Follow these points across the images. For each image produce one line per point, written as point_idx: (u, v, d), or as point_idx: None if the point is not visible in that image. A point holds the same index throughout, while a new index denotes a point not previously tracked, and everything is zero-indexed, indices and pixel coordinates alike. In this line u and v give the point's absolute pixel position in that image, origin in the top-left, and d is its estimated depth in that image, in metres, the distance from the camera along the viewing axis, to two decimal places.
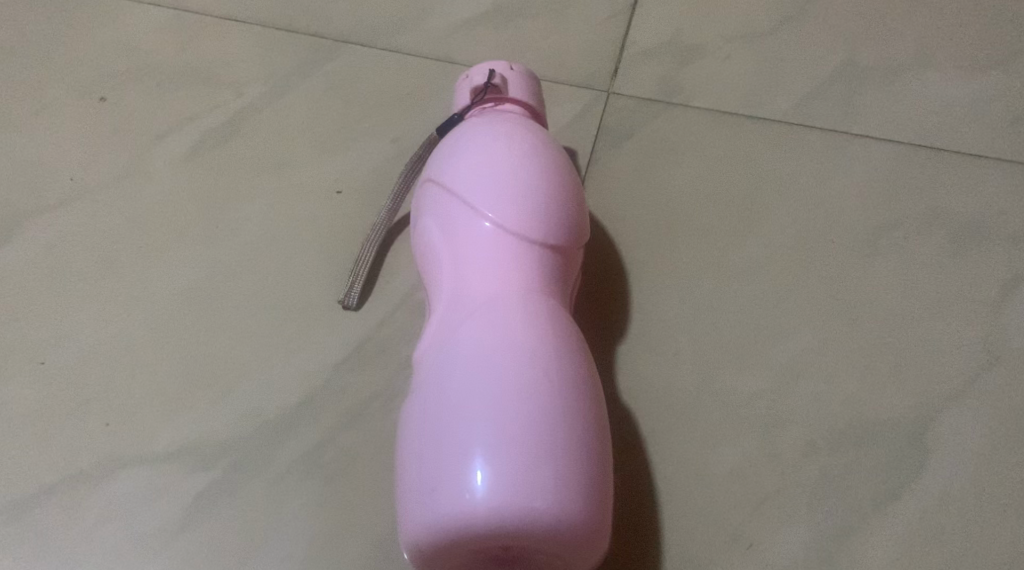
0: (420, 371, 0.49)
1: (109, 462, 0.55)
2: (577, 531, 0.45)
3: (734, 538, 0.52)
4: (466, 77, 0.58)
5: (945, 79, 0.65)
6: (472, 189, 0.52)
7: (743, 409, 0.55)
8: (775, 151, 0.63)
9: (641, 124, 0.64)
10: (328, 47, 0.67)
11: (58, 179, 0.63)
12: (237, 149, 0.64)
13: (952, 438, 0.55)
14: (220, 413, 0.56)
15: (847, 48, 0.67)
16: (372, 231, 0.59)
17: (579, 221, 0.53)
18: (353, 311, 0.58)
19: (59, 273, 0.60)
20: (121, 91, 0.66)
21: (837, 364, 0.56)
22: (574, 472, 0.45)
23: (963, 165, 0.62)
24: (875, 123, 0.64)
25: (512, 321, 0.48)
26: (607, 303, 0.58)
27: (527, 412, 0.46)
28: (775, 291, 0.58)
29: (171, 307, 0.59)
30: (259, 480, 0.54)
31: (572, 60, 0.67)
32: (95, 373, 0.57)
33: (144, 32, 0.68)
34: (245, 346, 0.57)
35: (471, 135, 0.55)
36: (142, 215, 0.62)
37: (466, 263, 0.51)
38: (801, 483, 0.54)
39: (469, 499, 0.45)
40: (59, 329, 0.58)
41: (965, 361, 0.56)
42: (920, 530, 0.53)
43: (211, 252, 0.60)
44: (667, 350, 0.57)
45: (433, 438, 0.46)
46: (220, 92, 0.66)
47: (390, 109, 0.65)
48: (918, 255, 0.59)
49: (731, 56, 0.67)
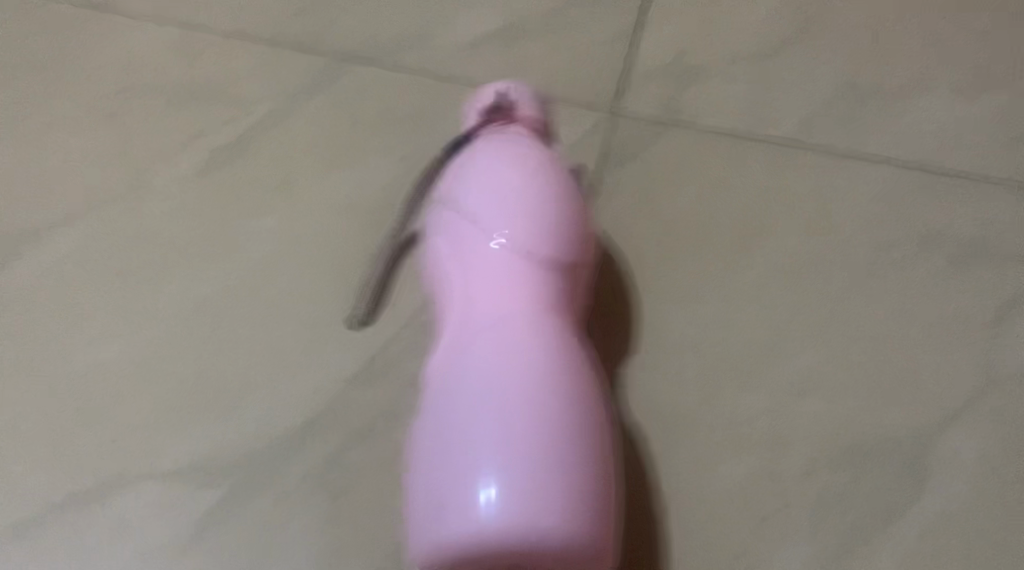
0: (430, 389, 0.50)
1: (120, 477, 0.55)
2: (584, 550, 0.46)
3: (736, 556, 0.53)
4: (474, 98, 0.59)
5: (944, 102, 0.66)
6: (481, 210, 0.53)
7: (745, 429, 0.56)
8: (776, 172, 0.64)
9: (644, 144, 0.65)
10: (335, 65, 0.68)
11: (67, 196, 0.63)
12: (245, 167, 0.64)
13: (951, 458, 0.56)
14: (229, 429, 0.56)
15: (847, 70, 0.68)
16: (379, 250, 0.60)
17: (586, 242, 0.54)
18: (361, 328, 0.59)
19: (67, 288, 0.60)
20: (129, 108, 0.67)
21: (837, 384, 0.57)
22: (581, 492, 0.46)
23: (962, 188, 0.63)
24: (875, 144, 0.65)
25: (521, 341, 0.49)
26: (612, 322, 0.59)
27: (535, 431, 0.46)
28: (777, 311, 0.59)
29: (180, 323, 0.59)
30: (267, 497, 0.55)
31: (575, 80, 0.68)
32: (104, 389, 0.58)
33: (151, 48, 0.69)
34: (254, 363, 0.58)
35: (479, 155, 0.55)
36: (150, 232, 0.62)
37: (475, 283, 0.52)
38: (802, 502, 0.55)
39: (479, 518, 0.45)
40: (69, 344, 0.59)
41: (965, 382, 0.58)
42: (920, 549, 0.54)
43: (219, 270, 0.61)
44: (670, 369, 0.58)
45: (443, 456, 0.47)
46: (228, 110, 0.66)
47: (397, 128, 0.66)
48: (917, 276, 0.61)
49: (733, 77, 0.68)
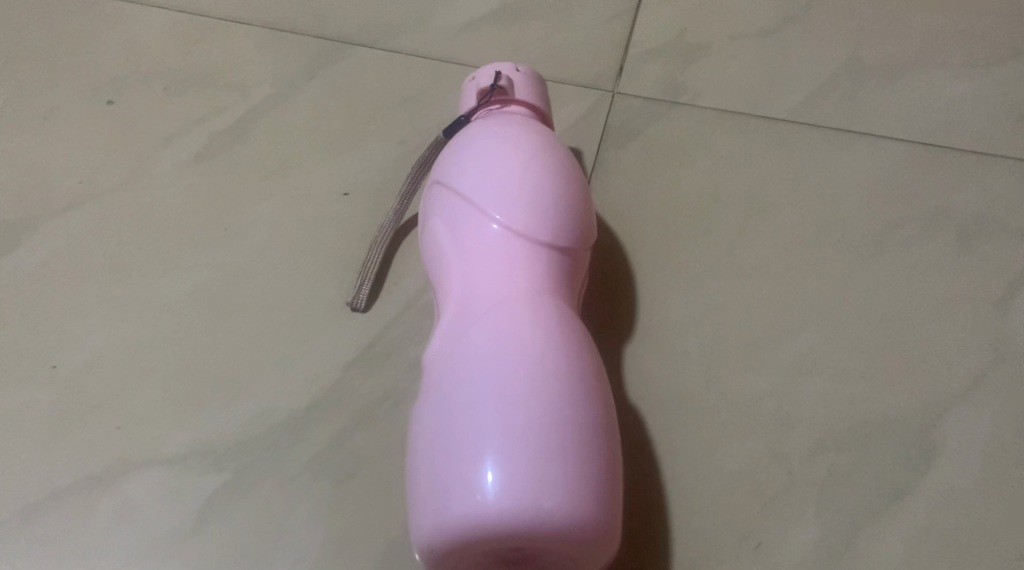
0: (430, 373, 0.50)
1: (122, 465, 0.55)
2: (588, 531, 0.45)
3: (743, 538, 0.53)
4: (472, 79, 0.59)
5: (949, 77, 0.66)
6: (480, 191, 0.52)
7: (751, 409, 0.56)
8: (780, 150, 0.63)
9: (647, 124, 0.64)
10: (334, 49, 0.68)
11: (66, 184, 0.63)
12: (245, 152, 0.64)
13: (960, 436, 0.55)
14: (231, 416, 0.56)
15: (851, 46, 0.67)
16: (380, 234, 0.59)
17: (587, 222, 0.53)
18: (362, 312, 0.58)
19: (68, 276, 0.60)
20: (127, 95, 0.66)
21: (843, 363, 0.57)
22: (584, 472, 0.46)
23: (968, 163, 0.62)
24: (879, 121, 0.64)
25: (522, 322, 0.49)
26: (615, 304, 0.58)
27: (537, 412, 0.46)
28: (782, 290, 0.59)
29: (180, 310, 0.59)
30: (269, 483, 0.54)
31: (577, 60, 0.67)
32: (105, 377, 0.57)
33: (150, 34, 0.68)
34: (255, 349, 0.58)
35: (478, 136, 0.55)
36: (150, 220, 0.62)
37: (476, 265, 0.52)
38: (808, 482, 0.54)
39: (481, 500, 0.45)
40: (70, 333, 0.59)
41: (973, 358, 0.57)
42: (929, 529, 0.53)
43: (219, 256, 0.60)
44: (675, 350, 0.57)
45: (445, 439, 0.47)
46: (227, 95, 0.66)
47: (397, 111, 0.65)
48: (924, 253, 0.60)
49: (736, 55, 0.67)
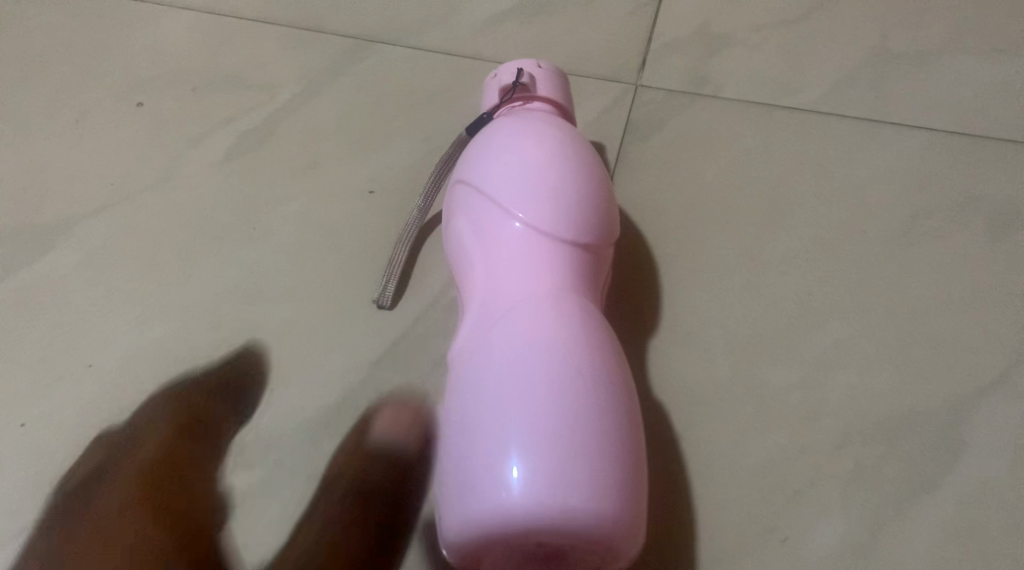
0: (456, 370, 0.50)
1: (158, 461, 0.56)
2: (612, 527, 0.46)
3: (769, 531, 0.53)
4: (494, 77, 0.59)
5: (977, 64, 0.65)
6: (504, 189, 0.53)
7: (776, 402, 0.56)
8: (805, 141, 0.63)
9: (670, 116, 0.64)
10: (359, 46, 0.68)
11: (100, 185, 0.64)
12: (272, 150, 0.65)
13: (989, 428, 0.55)
14: (261, 413, 0.57)
15: (876, 34, 0.67)
16: (405, 231, 0.60)
17: (609, 219, 0.53)
18: (388, 309, 0.59)
19: (103, 275, 0.61)
20: (157, 96, 0.67)
21: (870, 354, 0.57)
22: (608, 468, 0.46)
23: (999, 151, 0.62)
24: (905, 110, 0.64)
25: (545, 318, 0.49)
26: (641, 298, 0.58)
27: (561, 409, 0.46)
28: (807, 282, 0.59)
29: (211, 309, 0.60)
30: (301, 479, 0.55)
31: (600, 52, 0.67)
32: (141, 376, 0.58)
33: (177, 35, 0.69)
34: (284, 346, 0.59)
35: (500, 133, 0.55)
36: (181, 220, 0.63)
37: (500, 263, 0.52)
38: (834, 475, 0.54)
39: (506, 497, 0.46)
40: (106, 332, 0.60)
41: (1003, 349, 0.57)
42: (955, 522, 0.53)
43: (249, 255, 0.61)
44: (699, 344, 0.57)
45: (471, 436, 0.47)
46: (253, 95, 0.67)
47: (422, 108, 0.66)
48: (953, 242, 0.60)
49: (760, 44, 0.67)
